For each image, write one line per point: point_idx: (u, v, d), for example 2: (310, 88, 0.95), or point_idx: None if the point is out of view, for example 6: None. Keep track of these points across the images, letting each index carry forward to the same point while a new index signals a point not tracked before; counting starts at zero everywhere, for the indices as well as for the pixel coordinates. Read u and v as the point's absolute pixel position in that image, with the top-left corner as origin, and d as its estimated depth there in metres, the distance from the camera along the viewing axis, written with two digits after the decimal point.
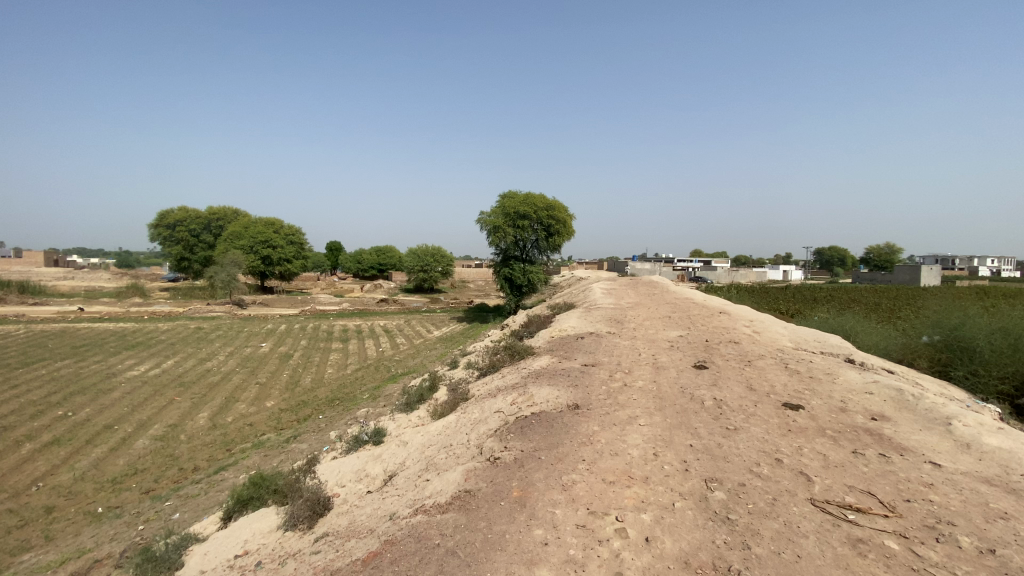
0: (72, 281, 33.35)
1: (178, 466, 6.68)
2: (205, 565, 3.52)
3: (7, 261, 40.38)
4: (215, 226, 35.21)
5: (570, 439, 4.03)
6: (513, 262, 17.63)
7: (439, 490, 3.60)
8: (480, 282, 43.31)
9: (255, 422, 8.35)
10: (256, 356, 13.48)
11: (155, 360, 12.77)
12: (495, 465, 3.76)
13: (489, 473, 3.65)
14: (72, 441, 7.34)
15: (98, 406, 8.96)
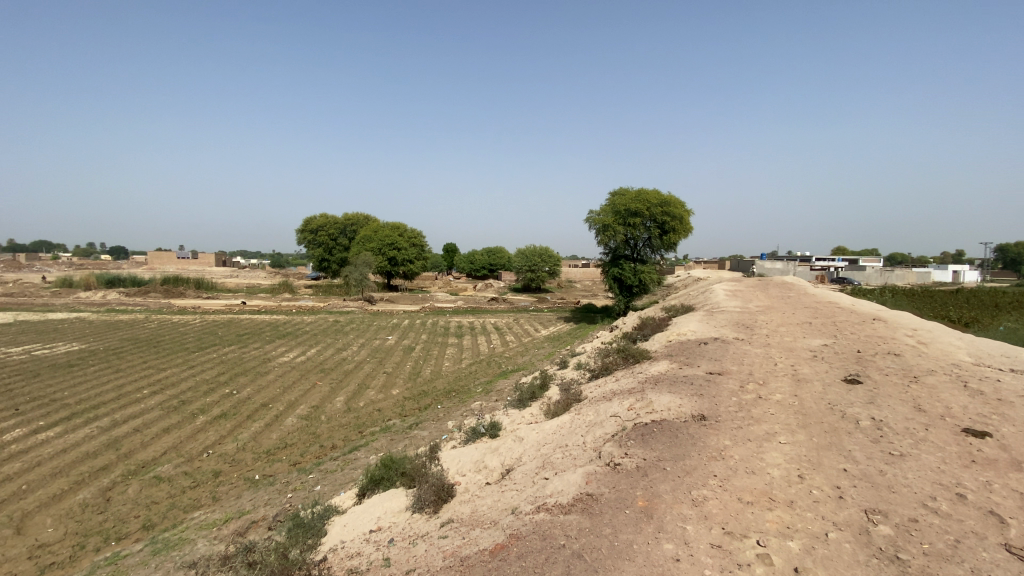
0: (238, 279, 39.31)
1: (319, 443, 7.55)
2: (345, 535, 3.92)
3: (194, 262, 48.88)
4: (349, 231, 39.28)
5: (698, 453, 3.79)
6: (624, 261, 17.13)
7: (560, 490, 3.61)
8: (590, 283, 42.79)
9: (382, 408, 9.13)
10: (383, 348, 14.72)
11: (301, 348, 14.58)
12: (617, 472, 3.68)
13: (610, 479, 3.58)
14: (236, 416, 8.67)
15: (256, 387, 10.47)
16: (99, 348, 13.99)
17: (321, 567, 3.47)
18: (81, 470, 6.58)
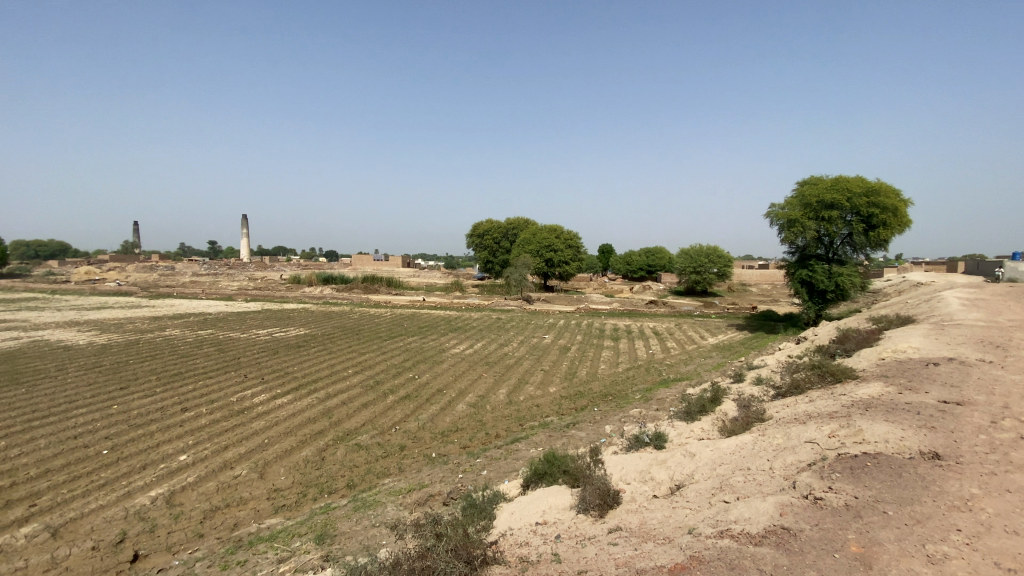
0: (417, 278, 44.41)
1: (484, 430, 8.13)
2: (513, 523, 4.14)
3: (383, 264, 56.72)
4: (512, 234, 41.59)
5: (933, 500, 3.11)
6: (814, 262, 14.93)
7: (745, 516, 3.30)
8: (766, 286, 38.32)
9: (541, 404, 9.44)
10: (541, 346, 15.23)
11: (468, 341, 15.88)
12: (818, 507, 3.22)
13: (810, 514, 3.16)
14: (416, 399, 9.81)
15: (433, 374, 11.73)
16: (316, 333, 17.11)
17: (494, 549, 3.73)
18: (304, 432, 8.14)
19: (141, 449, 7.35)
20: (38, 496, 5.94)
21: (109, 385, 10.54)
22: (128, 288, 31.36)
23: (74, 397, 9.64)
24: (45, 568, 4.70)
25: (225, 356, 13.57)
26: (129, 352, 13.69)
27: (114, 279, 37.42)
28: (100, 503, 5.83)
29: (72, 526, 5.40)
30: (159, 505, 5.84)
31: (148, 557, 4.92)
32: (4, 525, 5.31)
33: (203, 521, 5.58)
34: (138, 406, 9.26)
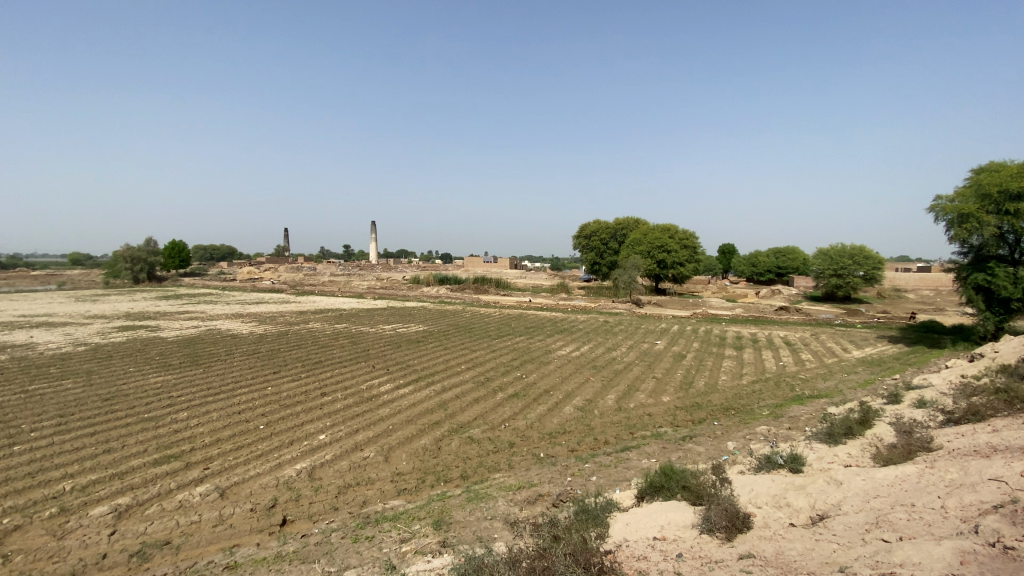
0: (525, 280, 45.25)
1: (594, 435, 8.01)
2: (629, 534, 4.03)
3: (493, 266, 58.71)
4: (621, 235, 40.59)
5: None
6: (995, 264, 12.46)
7: (911, 560, 2.85)
8: (926, 293, 32.81)
9: (654, 413, 9.06)
10: (654, 352, 14.62)
11: (576, 344, 15.79)
12: (1011, 559, 2.68)
13: (1001, 567, 2.63)
14: (525, 398, 9.99)
15: (541, 375, 11.85)
16: (433, 330, 18.25)
17: (610, 559, 3.66)
18: (422, 422, 8.71)
19: (289, 428, 8.43)
20: (213, 460, 7.09)
21: (264, 370, 12.28)
22: (280, 287, 36.17)
23: (240, 379, 11.37)
24: (218, 522, 5.59)
25: (356, 348, 15.04)
26: (281, 342, 15.78)
27: (269, 279, 43.39)
28: (257, 471, 6.79)
29: (236, 488, 6.37)
30: (302, 478, 6.65)
31: (294, 523, 5.61)
32: (189, 481, 6.43)
33: (338, 496, 6.22)
34: (286, 390, 10.65)
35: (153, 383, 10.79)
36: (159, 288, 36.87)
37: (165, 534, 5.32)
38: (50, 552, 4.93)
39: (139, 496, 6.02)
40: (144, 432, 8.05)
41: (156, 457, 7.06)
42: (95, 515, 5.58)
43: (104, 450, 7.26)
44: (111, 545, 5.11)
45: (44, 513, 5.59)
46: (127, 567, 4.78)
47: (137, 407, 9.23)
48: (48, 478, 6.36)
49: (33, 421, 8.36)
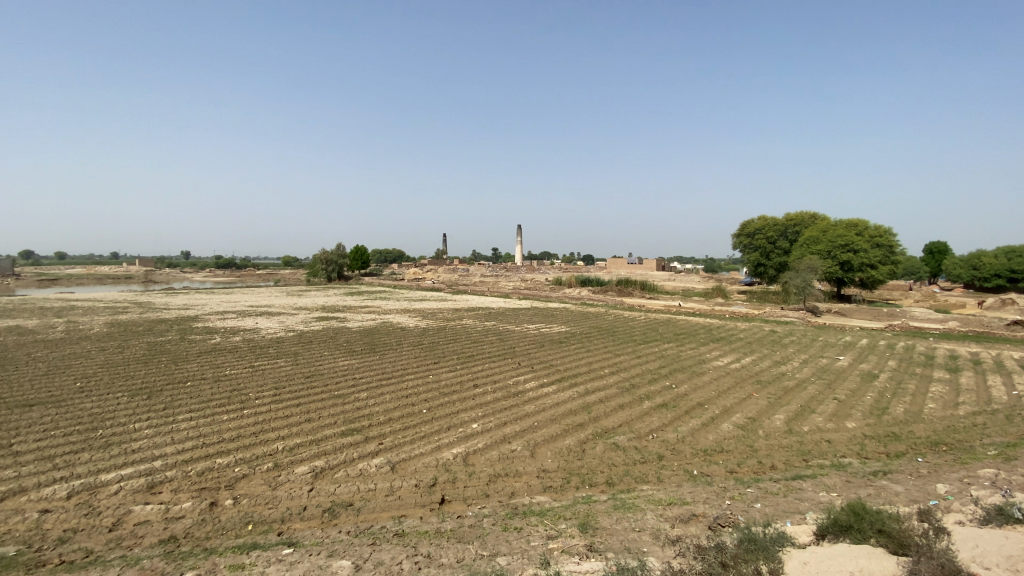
0: (676, 282, 42.87)
1: (757, 458, 7.24)
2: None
3: (641, 268, 56.77)
4: (792, 232, 36.05)
5: None
6: None
7: None
8: None
9: (834, 440, 7.84)
10: (833, 369, 12.66)
11: (735, 354, 14.43)
12: None
13: None
14: (676, 409, 9.46)
15: (693, 385, 11.10)
16: (578, 332, 18.33)
17: None
18: (567, 422, 8.81)
19: (446, 414, 9.24)
20: (385, 437, 8.10)
21: (427, 360, 13.63)
22: (439, 286, 39.71)
23: (407, 367, 12.78)
24: (389, 492, 6.35)
25: (505, 345, 15.83)
26: (440, 335, 17.34)
27: (431, 279, 47.91)
28: (420, 451, 7.56)
29: (404, 464, 7.17)
30: (457, 462, 7.22)
31: (451, 503, 6.12)
32: (366, 453, 7.44)
33: (489, 484, 6.61)
34: (444, 380, 11.67)
35: (341, 366, 12.72)
36: (349, 288, 40.01)
37: (349, 496, 6.21)
38: (268, 498, 6.11)
39: (330, 461, 7.14)
40: (334, 407, 9.54)
41: (342, 430, 8.32)
42: (299, 472, 6.77)
43: (305, 419, 8.80)
44: (310, 498, 6.15)
45: (264, 465, 6.97)
46: (321, 520, 5.70)
47: (329, 385, 10.98)
48: (267, 438, 7.91)
49: (258, 390, 10.48)
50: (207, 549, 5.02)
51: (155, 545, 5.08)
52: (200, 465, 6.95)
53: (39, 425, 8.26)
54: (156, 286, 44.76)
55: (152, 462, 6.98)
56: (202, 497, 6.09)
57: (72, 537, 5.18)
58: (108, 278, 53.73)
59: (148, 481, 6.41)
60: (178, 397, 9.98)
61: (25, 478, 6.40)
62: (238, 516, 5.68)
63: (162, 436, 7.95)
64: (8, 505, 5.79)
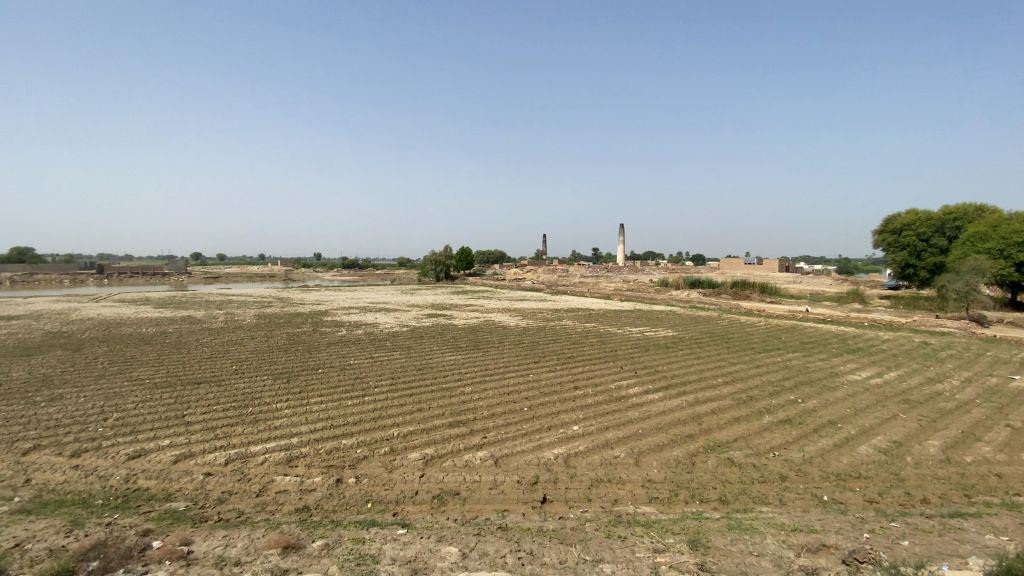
0: (801, 285, 38.89)
1: (904, 488, 6.32)
2: None
3: (759, 269, 52.33)
4: (951, 227, 30.89)
5: None
6: None
7: None
8: None
9: (1009, 476, 6.57)
10: (1008, 390, 10.61)
11: (875, 368, 12.71)
12: None
13: None
14: (802, 426, 8.57)
15: (823, 401, 9.97)
16: (687, 336, 17.38)
17: None
18: (675, 432, 8.40)
19: (548, 414, 9.30)
20: (489, 431, 8.37)
21: (529, 359, 13.83)
22: (541, 286, 40.04)
23: (510, 365, 13.09)
24: (492, 486, 6.54)
25: (608, 347, 15.53)
26: (542, 335, 17.50)
27: (532, 279, 48.51)
28: (523, 448, 7.69)
29: (506, 459, 7.34)
30: (559, 463, 7.23)
31: (553, 503, 6.15)
32: (472, 446, 7.74)
33: (591, 488, 6.53)
34: (547, 379, 11.76)
35: (448, 361, 13.38)
36: (455, 288, 40.76)
37: (456, 486, 6.51)
38: (384, 480, 6.62)
39: (439, 450, 7.55)
40: (442, 399, 10.07)
41: (449, 421, 8.76)
42: (411, 458, 7.24)
43: (417, 409, 9.40)
44: (420, 484, 6.55)
45: (381, 449, 7.56)
46: (431, 505, 6.04)
47: (438, 378, 11.62)
48: (384, 424, 8.59)
49: (377, 380, 11.45)
50: (334, 521, 5.58)
51: (292, 513, 5.76)
52: (328, 444, 7.75)
53: (205, 400, 9.79)
54: (293, 284, 50.64)
55: (289, 439, 7.93)
56: (329, 474, 6.78)
57: (229, 498, 6.06)
58: (257, 276, 61.91)
59: (286, 455, 7.30)
60: (311, 382, 11.25)
61: (196, 444, 7.63)
62: (359, 494, 6.24)
63: (298, 416, 8.99)
64: (183, 465, 6.95)
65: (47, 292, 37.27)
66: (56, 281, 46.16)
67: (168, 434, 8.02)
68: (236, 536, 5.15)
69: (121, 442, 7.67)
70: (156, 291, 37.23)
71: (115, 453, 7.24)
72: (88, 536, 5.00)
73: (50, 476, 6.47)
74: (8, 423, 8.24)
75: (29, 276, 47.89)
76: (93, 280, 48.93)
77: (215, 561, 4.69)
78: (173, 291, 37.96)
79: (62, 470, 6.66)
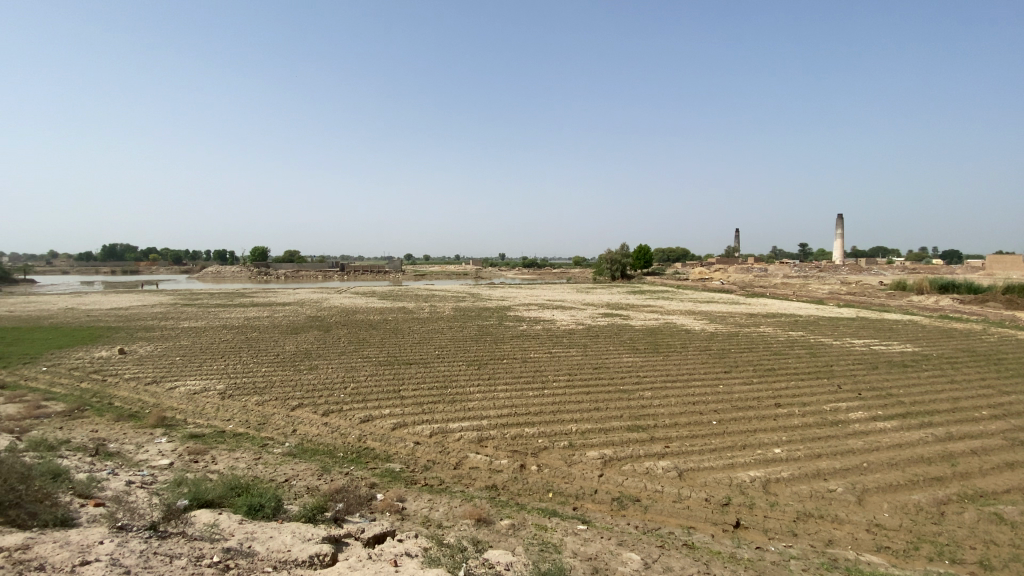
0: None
1: None
2: None
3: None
4: None
5: None
6: None
7: None
8: None
9: None
10: None
11: None
12: None
13: None
14: None
15: None
16: (931, 353, 13.89)
17: None
18: (915, 472, 6.77)
19: (742, 430, 8.36)
20: (671, 440, 7.89)
21: (717, 367, 12.67)
22: (730, 287, 36.44)
23: (694, 371, 12.17)
24: (676, 498, 6.15)
25: (817, 361, 13.32)
26: (733, 342, 15.89)
27: (721, 279, 44.47)
28: (711, 464, 7.06)
29: (691, 473, 6.81)
30: (756, 487, 6.44)
31: (747, 530, 5.51)
32: (653, 453, 7.39)
33: (796, 521, 5.67)
34: (738, 391, 10.61)
35: (627, 362, 13.06)
36: (631, 287, 39.82)
37: (636, 492, 6.30)
38: (565, 473, 6.76)
39: (618, 452, 7.40)
40: (621, 400, 9.86)
41: (629, 424, 8.52)
42: (590, 456, 7.26)
43: (595, 407, 9.39)
44: (600, 484, 6.51)
45: (561, 443, 7.74)
46: (610, 507, 5.96)
47: (616, 379, 11.43)
48: (563, 418, 8.78)
49: (556, 374, 11.82)
50: (519, 504, 5.91)
51: (482, 489, 6.28)
52: (512, 430, 8.26)
53: (414, 379, 11.37)
54: (482, 281, 55.42)
55: (479, 421, 8.68)
56: (514, 458, 7.20)
57: (432, 467, 6.92)
58: (453, 274, 69.50)
59: (477, 436, 8.00)
60: (498, 371, 12.18)
61: (408, 416, 8.92)
62: (541, 482, 6.49)
63: (487, 401, 9.82)
64: (399, 432, 8.18)
65: (305, 286, 45.23)
66: (312, 277, 58.75)
67: (387, 404, 9.55)
68: (439, 501, 5.85)
69: (354, 407, 9.39)
70: (377, 286, 44.60)
71: (351, 416, 8.90)
72: (334, 480, 6.23)
73: (310, 428, 8.27)
74: (285, 384, 10.78)
75: (297, 272, 61.94)
76: (336, 275, 60.95)
77: (422, 520, 5.40)
78: (389, 286, 44.99)
79: (317, 424, 8.44)
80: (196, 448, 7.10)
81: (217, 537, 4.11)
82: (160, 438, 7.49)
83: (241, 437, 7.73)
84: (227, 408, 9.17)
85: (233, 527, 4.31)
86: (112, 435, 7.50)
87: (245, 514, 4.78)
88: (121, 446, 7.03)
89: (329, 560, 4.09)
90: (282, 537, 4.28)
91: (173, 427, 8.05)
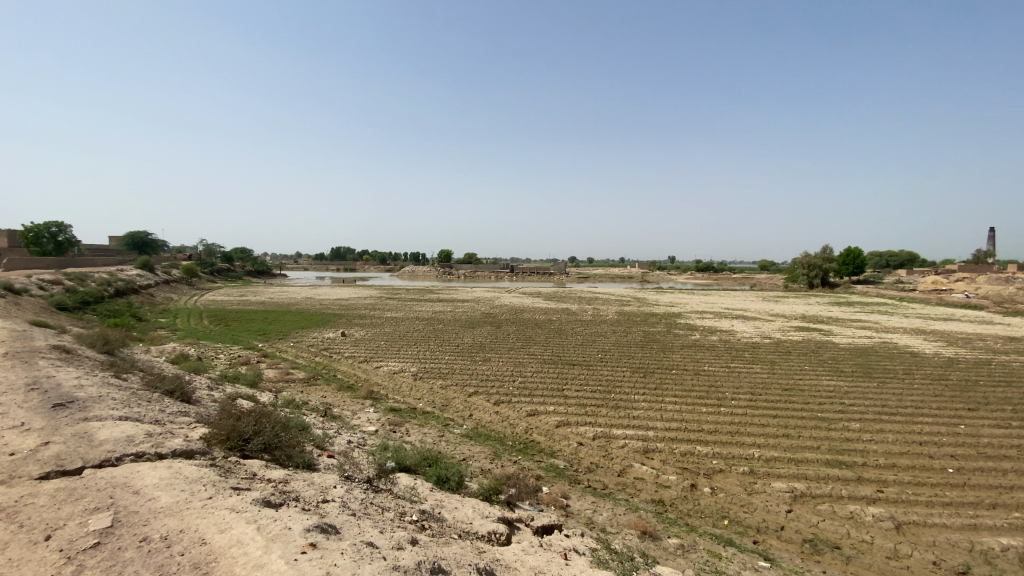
0: None
1: None
2: None
3: None
4: None
5: None
6: None
7: None
8: None
9: None
10: None
11: None
12: None
13: None
14: None
15: None
16: None
17: None
18: None
19: (993, 486, 6.51)
20: (887, 485, 6.51)
21: (957, 401, 10.05)
22: (981, 302, 28.69)
23: (920, 404, 9.85)
24: (891, 555, 5.08)
25: None
26: (979, 372, 12.47)
27: (964, 291, 35.41)
28: (943, 521, 5.63)
29: (913, 529, 5.53)
30: (1011, 559, 4.97)
31: None
32: (860, 496, 6.20)
33: None
34: (989, 435, 8.26)
35: (827, 387, 11.17)
36: (833, 297, 34.37)
37: (836, 538, 5.37)
38: (744, 501, 6.10)
39: (812, 488, 6.39)
40: (818, 430, 8.47)
41: (827, 458, 7.28)
42: (776, 487, 6.41)
43: (784, 434, 8.26)
44: (788, 520, 5.70)
45: (740, 468, 7.00)
46: (802, 549, 5.17)
47: (812, 404, 9.85)
48: (742, 441, 7.91)
49: (735, 392, 10.72)
50: (689, 525, 5.52)
51: (649, 501, 6.03)
52: (682, 446, 7.74)
53: (577, 381, 11.45)
54: (649, 285, 53.39)
55: (646, 431, 8.34)
56: (684, 476, 6.75)
57: (596, 469, 6.90)
58: (619, 277, 68.20)
59: (644, 446, 7.69)
60: (666, 381, 11.58)
61: (573, 415, 9.04)
62: (715, 507, 5.95)
63: (655, 411, 9.39)
64: (564, 431, 8.33)
65: (484, 284, 49.83)
66: (489, 276, 63.67)
67: (553, 402, 9.81)
68: (603, 505, 5.79)
69: (522, 400, 9.87)
70: (543, 287, 45.53)
71: (520, 408, 9.37)
72: (505, 467, 6.63)
73: (484, 414, 8.96)
74: (463, 372, 11.86)
75: (475, 272, 67.57)
76: (507, 276, 64.64)
77: (586, 520, 5.40)
78: (556, 288, 45.83)
79: (489, 412, 9.08)
80: (394, 420, 8.25)
81: (414, 499, 4.70)
82: (368, 408, 8.89)
83: (428, 415, 8.74)
84: (418, 388, 10.47)
85: (427, 493, 4.88)
86: (336, 401, 9.15)
87: (434, 482, 5.38)
88: (342, 411, 8.54)
89: (504, 540, 4.36)
90: (464, 509, 4.71)
91: (378, 400, 9.51)
